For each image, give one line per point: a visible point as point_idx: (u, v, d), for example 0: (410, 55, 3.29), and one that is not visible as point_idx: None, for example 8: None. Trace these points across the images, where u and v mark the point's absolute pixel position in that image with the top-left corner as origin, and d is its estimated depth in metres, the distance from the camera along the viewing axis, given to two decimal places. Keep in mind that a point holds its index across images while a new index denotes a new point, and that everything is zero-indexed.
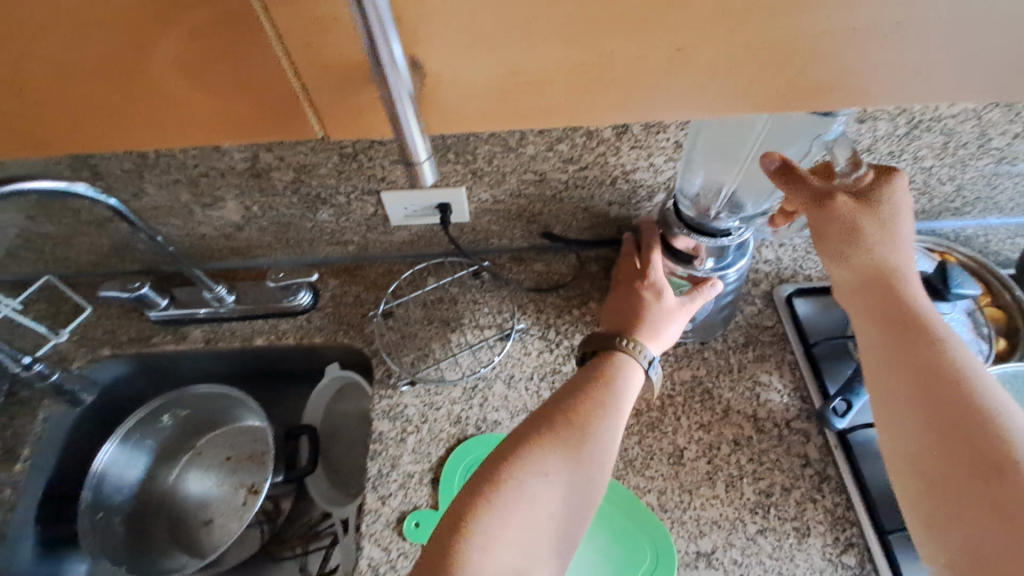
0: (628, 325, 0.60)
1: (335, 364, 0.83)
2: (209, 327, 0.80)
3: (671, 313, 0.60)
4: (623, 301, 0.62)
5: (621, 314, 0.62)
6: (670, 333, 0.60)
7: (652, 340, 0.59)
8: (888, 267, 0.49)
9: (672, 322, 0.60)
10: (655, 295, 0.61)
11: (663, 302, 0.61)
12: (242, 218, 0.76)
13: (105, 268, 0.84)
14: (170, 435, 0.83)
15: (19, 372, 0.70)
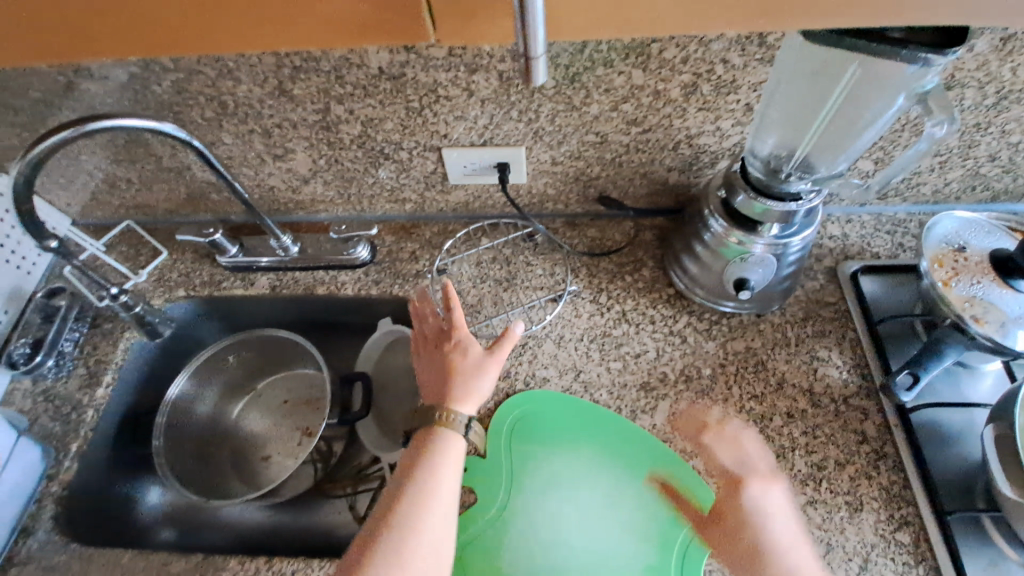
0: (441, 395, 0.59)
1: (387, 321, 0.85)
2: (273, 275, 0.84)
3: (484, 371, 0.60)
4: (431, 364, 0.63)
5: (432, 379, 0.61)
6: (483, 389, 0.60)
7: (464, 404, 0.59)
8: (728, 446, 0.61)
9: (485, 380, 0.60)
10: (460, 354, 0.61)
11: (472, 361, 0.60)
12: (309, 171, 0.79)
13: (179, 216, 0.89)
14: (233, 375, 0.89)
15: (108, 300, 0.74)
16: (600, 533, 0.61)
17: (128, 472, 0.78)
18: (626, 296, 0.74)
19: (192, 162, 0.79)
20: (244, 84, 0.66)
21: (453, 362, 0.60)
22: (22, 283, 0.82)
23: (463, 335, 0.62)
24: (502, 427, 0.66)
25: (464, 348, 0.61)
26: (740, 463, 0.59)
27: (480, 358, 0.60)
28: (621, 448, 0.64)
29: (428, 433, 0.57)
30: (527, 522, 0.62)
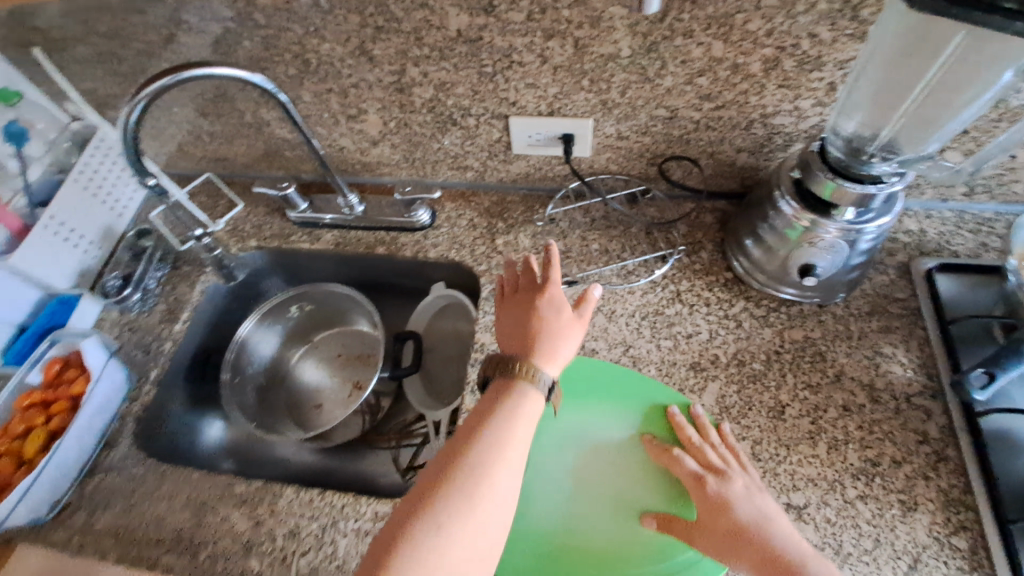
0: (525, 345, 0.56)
1: (440, 285, 0.89)
2: (338, 232, 0.88)
3: (571, 335, 0.58)
4: (517, 316, 0.59)
5: (515, 328, 0.59)
6: (566, 353, 0.57)
7: (546, 362, 0.56)
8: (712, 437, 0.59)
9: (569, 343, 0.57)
10: (549, 311, 0.59)
11: (562, 322, 0.58)
12: (379, 134, 0.81)
13: (253, 172, 0.94)
14: (294, 326, 0.94)
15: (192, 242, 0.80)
16: (620, 480, 0.62)
17: (195, 405, 0.84)
18: (682, 277, 0.73)
19: (271, 119, 0.83)
20: (328, 42, 0.68)
21: (544, 319, 0.58)
22: (113, 224, 0.89)
23: (555, 298, 0.60)
24: None
25: (558, 308, 0.59)
26: (707, 467, 0.57)
27: (569, 323, 0.58)
28: (629, 398, 0.65)
29: (505, 388, 0.53)
30: (552, 475, 0.63)
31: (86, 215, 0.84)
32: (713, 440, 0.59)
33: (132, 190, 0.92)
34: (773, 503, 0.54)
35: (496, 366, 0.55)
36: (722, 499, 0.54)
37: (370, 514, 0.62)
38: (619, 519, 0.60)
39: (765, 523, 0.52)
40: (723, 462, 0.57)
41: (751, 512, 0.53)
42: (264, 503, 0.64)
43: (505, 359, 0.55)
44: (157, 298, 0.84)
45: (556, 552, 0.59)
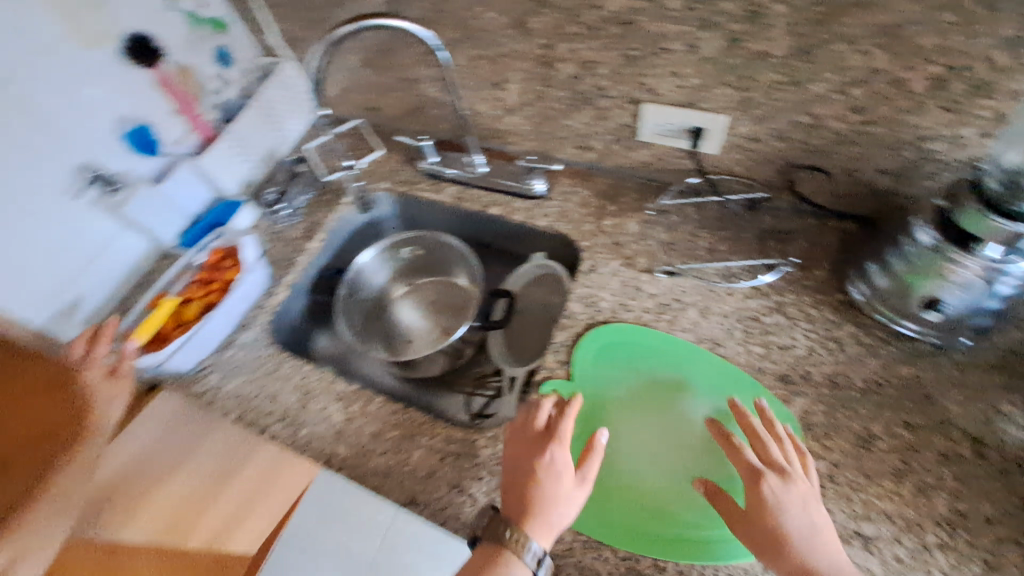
0: (520, 507, 0.56)
1: (540, 255, 0.93)
2: (460, 188, 0.94)
3: (570, 500, 0.57)
4: (520, 476, 0.59)
5: (515, 484, 0.59)
6: (564, 519, 0.56)
7: (540, 531, 0.55)
8: (777, 435, 0.58)
9: (566, 511, 0.56)
10: (551, 476, 0.58)
11: (562, 487, 0.57)
12: (516, 104, 0.86)
13: (394, 123, 1.03)
14: (403, 266, 1.03)
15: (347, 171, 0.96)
16: (676, 452, 0.63)
17: (313, 314, 0.97)
18: (788, 290, 0.72)
19: (423, 77, 0.91)
20: (492, 12, 0.74)
21: (543, 482, 0.57)
22: (277, 149, 1.03)
23: (561, 460, 0.59)
24: (629, 362, 0.70)
25: (560, 471, 0.58)
26: (768, 464, 0.56)
27: (569, 489, 0.57)
28: (704, 376, 0.67)
29: (494, 554, 0.54)
30: (621, 426, 0.66)
31: (257, 136, 0.98)
32: (781, 438, 0.58)
33: (295, 122, 1.06)
34: (826, 519, 0.53)
35: (489, 527, 0.56)
36: (772, 499, 0.53)
37: (444, 436, 0.68)
38: (676, 480, 0.62)
39: (810, 536, 0.51)
40: (785, 463, 0.56)
41: (799, 523, 0.52)
42: (359, 403, 0.73)
43: (499, 524, 0.56)
44: (298, 217, 0.96)
45: (610, 491, 0.62)
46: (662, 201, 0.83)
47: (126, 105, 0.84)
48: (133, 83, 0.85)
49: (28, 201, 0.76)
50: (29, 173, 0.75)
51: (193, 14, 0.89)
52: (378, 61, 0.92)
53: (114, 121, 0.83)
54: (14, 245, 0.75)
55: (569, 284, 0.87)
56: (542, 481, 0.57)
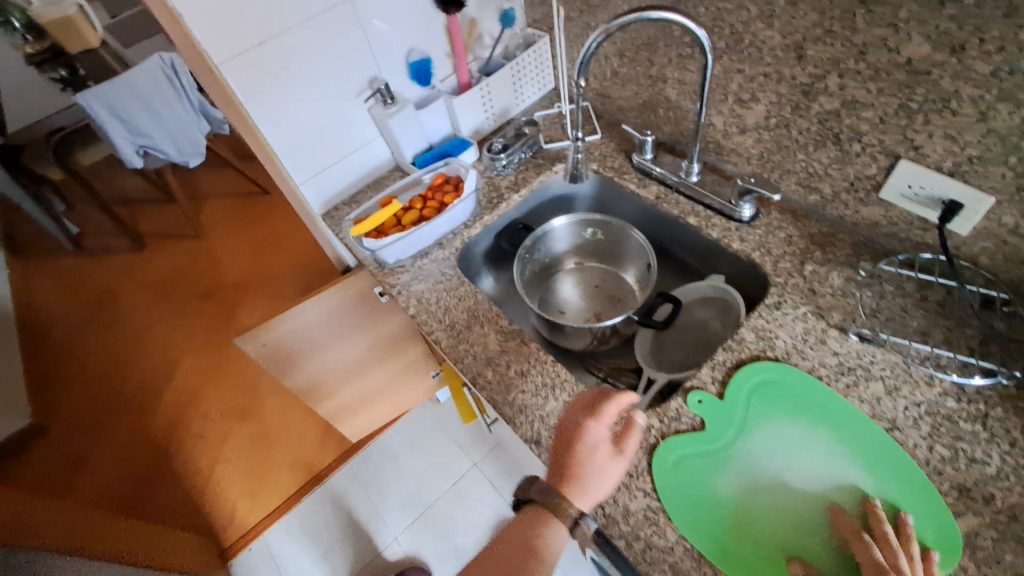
0: (561, 477, 0.60)
1: (718, 278, 0.93)
2: (663, 189, 0.95)
3: (609, 473, 0.59)
4: (561, 449, 0.62)
5: (558, 459, 0.61)
6: (602, 490, 0.59)
7: (581, 499, 0.58)
8: (905, 546, 0.54)
9: (605, 482, 0.58)
10: (588, 450, 0.60)
11: (598, 462, 0.59)
12: (754, 125, 0.86)
13: (620, 113, 1.09)
14: (580, 245, 1.08)
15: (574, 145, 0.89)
16: (806, 514, 0.59)
17: (490, 258, 1.07)
18: (999, 405, 0.64)
19: (667, 77, 0.94)
20: (772, 31, 0.75)
21: (582, 456, 0.60)
22: (510, 108, 1.14)
23: (599, 436, 0.60)
24: (788, 408, 0.66)
25: (597, 446, 0.60)
26: (894, 569, 0.52)
27: (607, 462, 0.59)
28: (867, 453, 0.62)
29: (537, 515, 0.60)
30: (758, 463, 0.63)
31: (502, 93, 1.10)
32: (912, 553, 0.54)
33: (533, 90, 1.16)
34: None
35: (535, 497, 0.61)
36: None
37: (581, 398, 0.71)
38: (800, 538, 0.58)
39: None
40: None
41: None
42: (517, 339, 0.80)
43: (542, 491, 0.60)
44: (509, 170, 1.04)
45: (727, 518, 0.60)
46: (880, 264, 0.77)
47: (419, 39, 1.00)
48: (430, 23, 0.99)
49: (329, 94, 0.95)
50: (338, 72, 0.93)
51: None
52: (631, 52, 0.97)
53: (405, 49, 0.99)
54: (308, 125, 0.95)
55: (741, 313, 0.85)
56: (579, 456, 0.59)
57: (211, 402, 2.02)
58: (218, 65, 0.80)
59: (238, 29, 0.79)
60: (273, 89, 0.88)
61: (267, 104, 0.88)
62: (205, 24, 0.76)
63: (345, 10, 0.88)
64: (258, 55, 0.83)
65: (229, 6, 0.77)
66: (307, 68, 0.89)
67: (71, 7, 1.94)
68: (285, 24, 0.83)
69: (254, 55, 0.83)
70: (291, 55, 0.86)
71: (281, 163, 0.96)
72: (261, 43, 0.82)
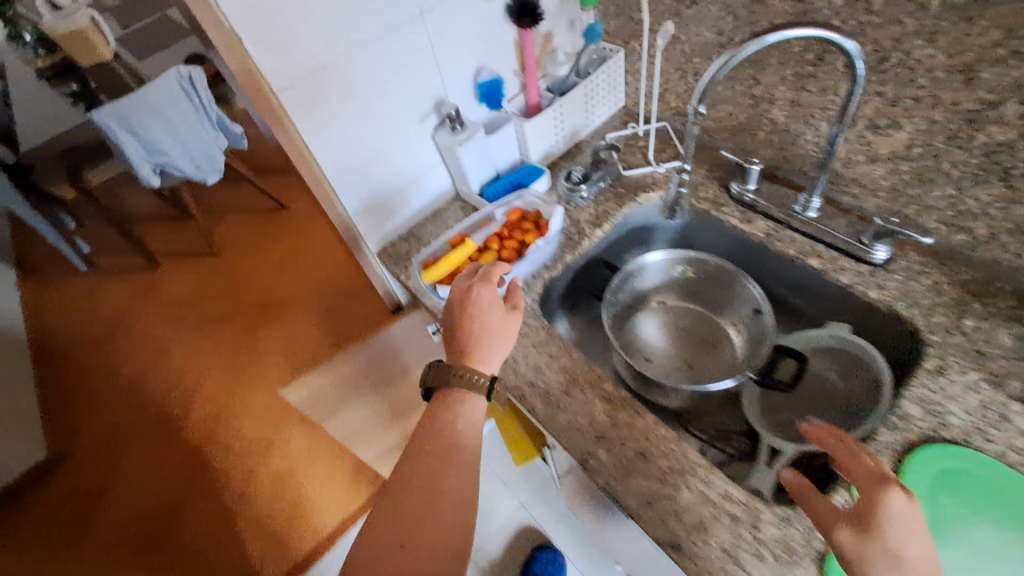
0: (467, 351, 0.69)
1: (843, 327, 0.81)
2: (773, 224, 0.83)
3: (497, 326, 0.71)
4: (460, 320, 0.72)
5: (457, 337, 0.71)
6: (493, 342, 0.71)
7: (485, 361, 0.68)
8: None
9: (500, 342, 0.70)
10: (489, 319, 0.71)
11: (493, 321, 0.71)
12: (888, 155, 0.74)
13: (706, 135, 0.97)
14: (662, 284, 0.97)
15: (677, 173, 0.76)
16: None
17: (565, 300, 0.93)
18: None
19: (775, 97, 0.82)
20: (931, 49, 0.63)
21: (478, 322, 0.71)
22: (579, 130, 1.02)
23: (491, 301, 0.72)
24: (971, 499, 0.58)
25: (489, 308, 0.72)
26: None
27: (500, 321, 0.71)
28: None
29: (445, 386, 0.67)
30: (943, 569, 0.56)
31: (574, 114, 0.98)
32: None
33: (603, 110, 1.04)
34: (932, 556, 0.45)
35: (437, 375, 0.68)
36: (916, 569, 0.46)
37: (721, 489, 0.60)
38: None
39: (835, 525, 0.49)
40: None
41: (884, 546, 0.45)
42: (627, 411, 0.68)
43: (453, 368, 0.68)
44: (588, 203, 0.92)
45: None
46: None
47: (489, 57, 0.88)
48: (502, 38, 0.88)
49: (391, 121, 0.83)
50: (402, 97, 0.82)
51: None
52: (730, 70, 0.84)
53: (475, 68, 0.87)
54: (367, 155, 0.84)
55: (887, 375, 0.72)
56: (473, 319, 0.70)
57: (234, 438, 1.89)
58: (276, 91, 0.69)
59: (299, 50, 0.68)
60: (332, 117, 0.76)
61: (325, 134, 0.77)
62: (264, 45, 0.65)
63: (416, 27, 0.76)
64: (320, 79, 0.72)
65: (291, 25, 0.66)
66: (368, 92, 0.78)
67: (84, 17, 1.80)
68: (350, 44, 0.72)
69: (315, 79, 0.72)
70: (354, 79, 0.75)
71: (337, 197, 0.85)
72: (323, 66, 0.71)
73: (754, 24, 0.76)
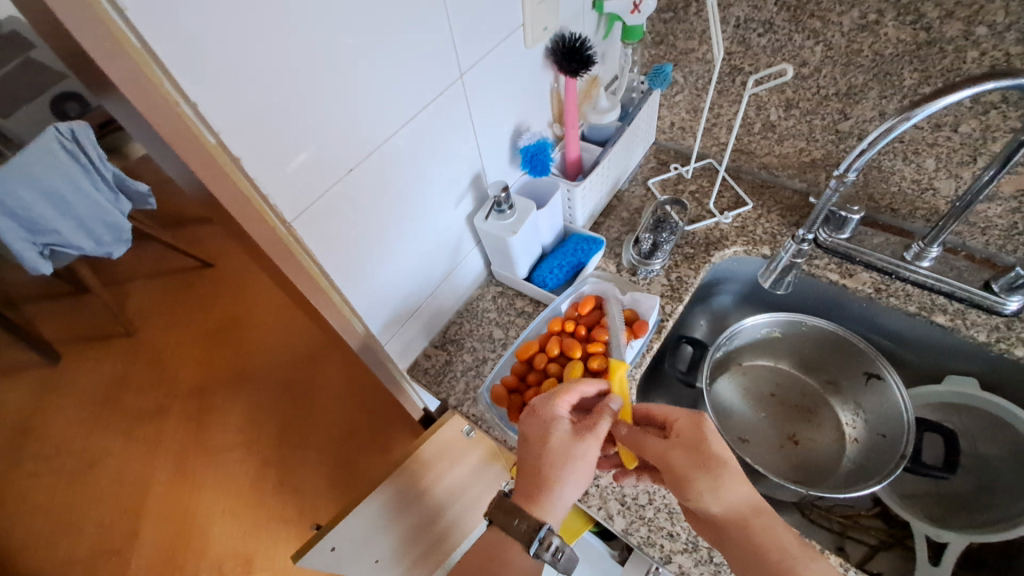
0: (525, 485, 0.53)
1: (970, 384, 0.72)
2: (878, 276, 0.74)
3: (569, 463, 0.52)
4: (527, 442, 0.54)
5: (521, 471, 0.54)
6: (563, 487, 0.52)
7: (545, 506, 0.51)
8: None
9: (566, 480, 0.52)
10: (551, 442, 0.53)
11: (563, 452, 0.52)
12: (1012, 193, 0.65)
13: (767, 172, 0.85)
14: (743, 345, 0.84)
15: (794, 246, 0.69)
16: None
17: (642, 388, 0.78)
18: None
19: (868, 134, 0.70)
20: None
21: (542, 450, 0.52)
22: (618, 179, 0.87)
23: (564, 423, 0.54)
24: None
25: (547, 432, 0.53)
26: None
27: (570, 456, 0.52)
28: None
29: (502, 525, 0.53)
30: None
31: (617, 163, 0.82)
32: None
33: (639, 150, 0.89)
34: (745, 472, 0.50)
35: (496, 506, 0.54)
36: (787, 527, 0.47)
37: None
38: None
39: (669, 450, 0.50)
40: None
41: (716, 455, 0.49)
42: None
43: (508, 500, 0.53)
44: (658, 273, 0.78)
45: None
46: None
47: (527, 112, 0.71)
48: (539, 87, 0.71)
49: (427, 215, 0.63)
50: (437, 183, 0.62)
51: (612, 18, 0.74)
52: (807, 103, 0.72)
53: (513, 130, 0.70)
54: (400, 266, 0.63)
55: None
56: (538, 447, 0.53)
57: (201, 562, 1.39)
58: (291, 222, 0.47)
59: (315, 159, 0.47)
60: (358, 232, 0.55)
61: (351, 256, 0.56)
62: (272, 163, 0.44)
63: (455, 95, 0.58)
64: (347, 189, 0.51)
65: (309, 126, 0.45)
66: (402, 190, 0.57)
67: None
68: (383, 133, 0.51)
69: (339, 192, 0.50)
70: (386, 176, 0.54)
71: (367, 327, 0.63)
72: (350, 170, 0.50)
73: (853, 53, 0.64)
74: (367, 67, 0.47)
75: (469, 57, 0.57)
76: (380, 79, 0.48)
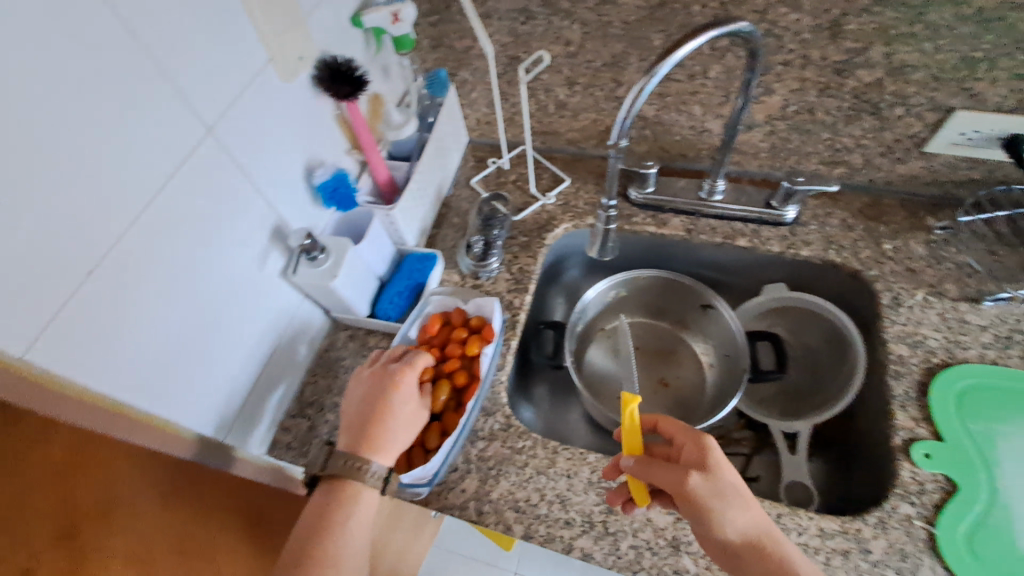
0: (363, 436, 0.55)
1: (779, 288, 0.82)
2: (686, 218, 0.81)
3: (412, 422, 0.58)
4: (367, 403, 0.57)
5: (355, 424, 0.56)
6: (402, 443, 0.57)
7: (384, 454, 0.55)
8: None
9: (408, 435, 0.57)
10: (401, 402, 0.57)
11: (408, 412, 0.57)
12: (765, 120, 0.74)
13: (574, 146, 0.89)
14: (597, 313, 0.88)
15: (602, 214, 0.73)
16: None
17: (517, 388, 0.79)
18: None
19: None
20: (800, 13, 0.61)
21: (390, 409, 0.56)
22: (441, 186, 0.86)
23: (413, 386, 0.58)
24: (949, 409, 0.62)
25: (409, 399, 0.57)
26: None
27: (414, 417, 0.58)
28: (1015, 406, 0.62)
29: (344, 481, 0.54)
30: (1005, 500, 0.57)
31: (433, 172, 0.81)
32: None
33: (454, 153, 0.89)
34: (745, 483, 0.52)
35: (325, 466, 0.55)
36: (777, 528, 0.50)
37: (817, 530, 0.57)
38: None
39: (685, 478, 0.49)
40: None
41: (729, 483, 0.49)
42: None
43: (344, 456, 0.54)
44: (498, 270, 0.79)
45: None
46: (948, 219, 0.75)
47: (313, 147, 0.67)
48: (319, 118, 0.67)
49: (224, 286, 0.56)
50: (225, 251, 0.56)
51: (377, 30, 0.71)
52: (584, 78, 0.76)
53: (304, 169, 0.66)
54: (210, 352, 0.56)
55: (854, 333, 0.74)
56: (389, 408, 0.56)
57: None
58: (21, 354, 0.39)
59: (35, 274, 0.39)
60: (134, 332, 0.47)
61: (136, 361, 0.48)
62: None
63: (210, 151, 0.52)
64: (96, 295, 0.43)
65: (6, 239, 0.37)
66: (172, 268, 0.50)
67: None
68: (125, 217, 0.45)
69: (86, 299, 0.43)
70: (148, 264, 0.48)
71: (195, 429, 0.56)
72: (90, 272, 0.43)
73: (606, 24, 0.68)
74: (70, 151, 0.40)
75: (214, 108, 0.51)
76: (92, 162, 0.41)
